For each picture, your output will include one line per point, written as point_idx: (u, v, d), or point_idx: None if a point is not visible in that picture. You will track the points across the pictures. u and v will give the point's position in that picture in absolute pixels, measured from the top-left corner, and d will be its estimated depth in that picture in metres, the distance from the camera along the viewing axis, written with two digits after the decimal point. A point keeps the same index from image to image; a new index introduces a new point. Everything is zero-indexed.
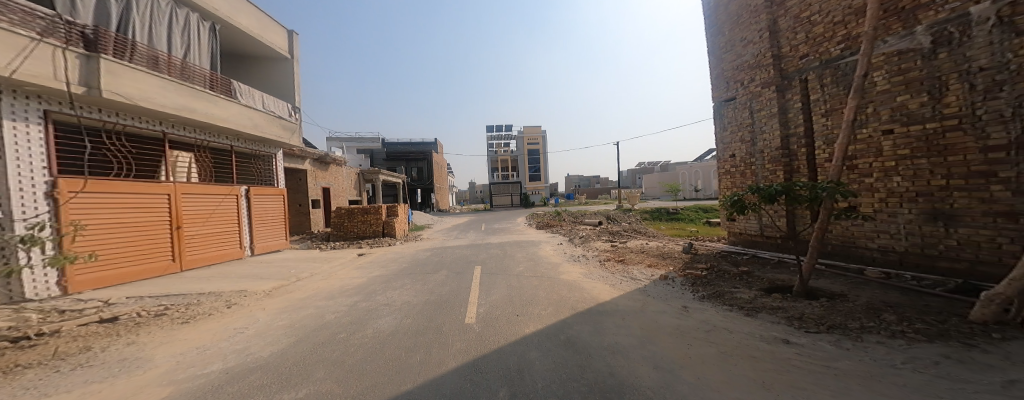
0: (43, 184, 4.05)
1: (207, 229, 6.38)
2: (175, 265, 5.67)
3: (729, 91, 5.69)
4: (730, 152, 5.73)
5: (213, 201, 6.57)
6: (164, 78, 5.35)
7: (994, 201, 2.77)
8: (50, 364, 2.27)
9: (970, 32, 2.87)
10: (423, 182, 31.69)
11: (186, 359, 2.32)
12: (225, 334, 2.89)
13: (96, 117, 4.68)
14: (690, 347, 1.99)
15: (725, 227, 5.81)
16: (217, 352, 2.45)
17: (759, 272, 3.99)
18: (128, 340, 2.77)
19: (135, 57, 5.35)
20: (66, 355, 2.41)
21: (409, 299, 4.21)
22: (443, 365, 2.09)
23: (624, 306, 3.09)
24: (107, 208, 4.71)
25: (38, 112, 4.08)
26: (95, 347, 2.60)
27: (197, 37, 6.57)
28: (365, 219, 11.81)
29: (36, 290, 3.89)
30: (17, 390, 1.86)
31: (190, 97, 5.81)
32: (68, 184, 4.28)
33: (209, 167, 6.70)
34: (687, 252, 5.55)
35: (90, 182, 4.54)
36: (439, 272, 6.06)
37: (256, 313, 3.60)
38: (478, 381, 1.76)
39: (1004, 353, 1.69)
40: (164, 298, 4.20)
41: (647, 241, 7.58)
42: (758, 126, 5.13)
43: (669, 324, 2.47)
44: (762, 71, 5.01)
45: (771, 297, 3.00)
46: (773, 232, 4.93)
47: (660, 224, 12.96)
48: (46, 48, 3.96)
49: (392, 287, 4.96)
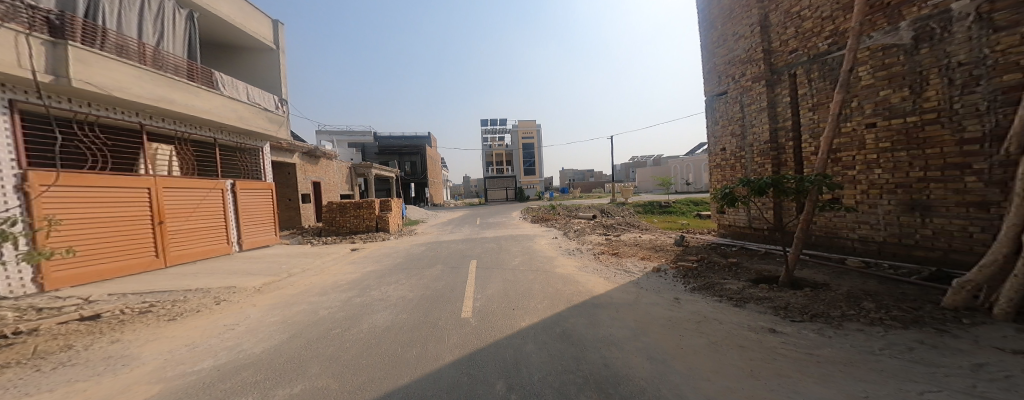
0: (12, 176, 3.90)
1: (192, 224, 6.25)
2: (159, 261, 5.55)
3: (721, 86, 5.72)
4: (720, 146, 5.79)
5: (197, 195, 6.41)
6: (139, 68, 5.16)
7: (967, 191, 2.87)
8: (30, 363, 2.22)
9: (949, 29, 2.94)
10: (417, 176, 31.31)
11: (175, 356, 2.29)
12: (214, 331, 2.85)
13: (66, 107, 4.52)
14: (682, 338, 2.03)
15: (715, 220, 5.91)
16: (207, 348, 2.43)
17: (747, 263, 4.10)
18: (112, 338, 2.71)
19: (105, 45, 5.12)
20: (46, 354, 2.36)
21: (405, 294, 4.20)
22: (440, 358, 2.11)
23: (618, 299, 3.13)
24: (82, 202, 4.56)
25: (2, 102, 3.91)
26: (77, 345, 2.54)
27: (173, 24, 6.32)
28: (358, 214, 11.69)
29: (11, 287, 3.78)
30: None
31: (168, 88, 5.63)
32: (39, 178, 4.12)
33: (192, 161, 6.53)
34: (678, 245, 5.66)
35: (64, 176, 4.40)
36: (435, 266, 6.05)
37: (246, 310, 3.54)
38: (474, 375, 1.78)
39: (974, 337, 1.76)
40: (148, 295, 4.10)
41: (640, 234, 7.68)
42: (748, 120, 5.19)
43: (661, 316, 2.51)
44: (753, 66, 5.05)
45: (758, 287, 3.07)
46: (761, 224, 5.04)
47: (654, 217, 13.07)
48: (8, 33, 3.77)
49: (387, 282, 4.94)
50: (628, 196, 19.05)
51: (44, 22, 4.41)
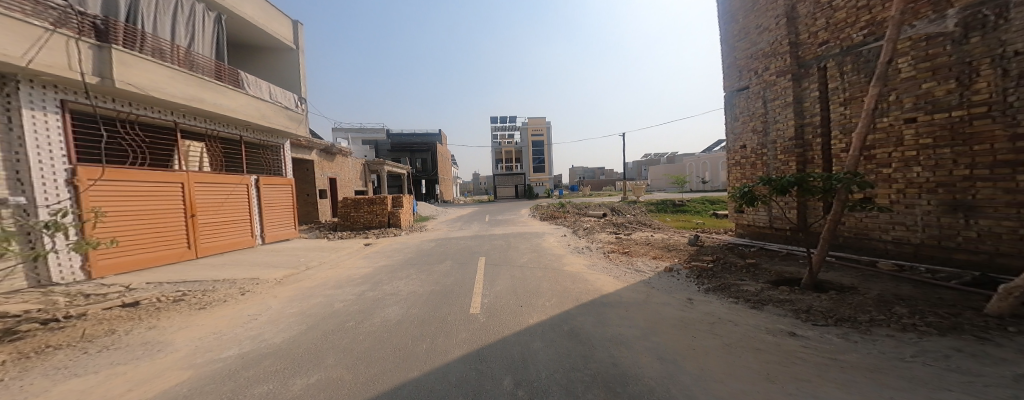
0: (64, 171, 4.20)
1: (220, 218, 6.54)
2: (191, 252, 5.84)
3: (741, 81, 5.52)
4: (740, 143, 5.58)
5: (224, 190, 6.70)
6: (173, 69, 5.43)
7: (1018, 191, 2.67)
8: (79, 345, 2.38)
9: (1006, 15, 2.71)
10: (430, 173, 31.70)
11: (203, 343, 2.41)
12: (240, 320, 2.98)
13: (111, 107, 4.80)
14: (695, 339, 1.98)
15: (733, 219, 5.73)
16: (233, 337, 2.54)
17: (767, 264, 3.95)
18: (149, 325, 2.87)
19: (143, 48, 5.40)
20: (93, 338, 2.53)
21: (415, 290, 4.26)
22: (448, 353, 2.13)
23: (628, 298, 3.09)
24: (123, 196, 4.84)
25: (56, 102, 4.20)
26: (120, 330, 2.72)
27: (202, 26, 6.60)
28: (373, 209, 11.94)
29: (61, 274, 4.06)
30: (51, 369, 1.97)
31: (200, 88, 5.90)
32: (87, 172, 4.41)
33: (220, 157, 6.82)
34: (692, 244, 5.52)
35: (108, 171, 4.70)
36: (444, 262, 6.14)
37: (268, 301, 3.68)
38: (482, 370, 1.79)
39: (1018, 346, 1.64)
40: (181, 284, 4.33)
41: (652, 233, 7.55)
42: (771, 116, 5.00)
43: (673, 316, 2.46)
44: (778, 60, 4.83)
45: (777, 289, 2.96)
46: (783, 224, 4.84)
47: (666, 215, 12.83)
48: (61, 39, 4.04)
49: (398, 277, 5.05)
50: (642, 193, 18.78)
51: (90, 27, 4.68)
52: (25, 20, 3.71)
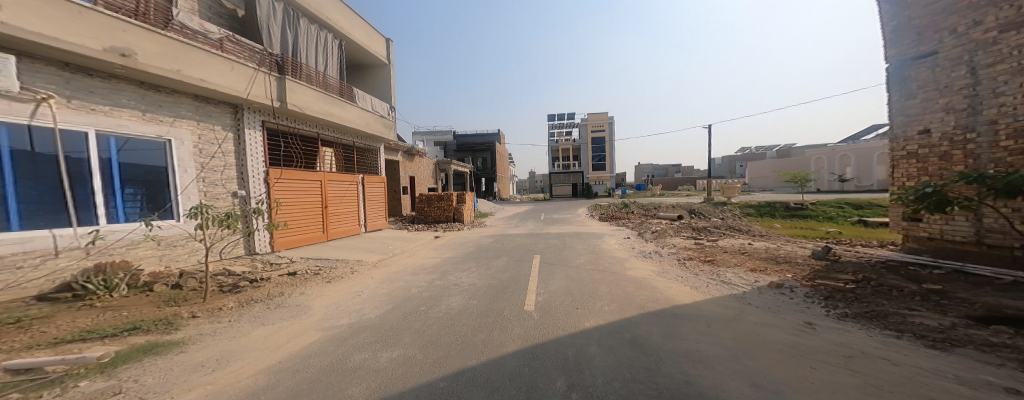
0: (261, 173, 5.98)
1: (346, 209, 8.24)
2: (329, 235, 7.55)
3: (923, 44, 4.18)
4: (918, 127, 4.27)
5: (349, 187, 8.41)
6: (321, 92, 7.04)
7: None
8: (268, 301, 3.37)
9: None
10: (487, 171, 32.77)
11: (330, 310, 3.08)
12: (349, 295, 3.51)
13: (283, 123, 6.55)
14: (816, 372, 1.65)
15: (903, 229, 4.55)
16: (345, 308, 3.14)
17: (962, 294, 2.99)
18: (302, 291, 3.81)
19: (302, 76, 7.11)
20: (274, 297, 3.53)
21: (475, 282, 4.43)
22: (504, 346, 2.16)
23: (715, 314, 2.75)
24: (292, 191, 6.58)
25: (257, 122, 6.00)
26: (287, 293, 3.70)
27: (334, 53, 8.15)
28: (440, 204, 12.81)
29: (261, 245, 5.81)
30: (255, 317, 2.91)
31: (334, 105, 7.47)
32: (273, 173, 6.18)
33: (346, 160, 8.55)
34: (822, 258, 4.66)
35: (279, 171, 6.38)
36: (500, 258, 6.27)
37: (367, 282, 4.21)
38: (537, 367, 1.77)
39: None
40: (318, 260, 5.31)
41: (747, 241, 6.65)
42: (984, 86, 3.70)
43: (783, 342, 2.10)
44: (1003, 7, 3.54)
45: (998, 332, 2.16)
46: (1004, 240, 3.59)
47: (772, 222, 11.01)
48: (258, 74, 5.70)
49: (460, 269, 5.31)
50: (730, 195, 16.58)
51: (273, 63, 6.36)
52: (239, 62, 5.34)
